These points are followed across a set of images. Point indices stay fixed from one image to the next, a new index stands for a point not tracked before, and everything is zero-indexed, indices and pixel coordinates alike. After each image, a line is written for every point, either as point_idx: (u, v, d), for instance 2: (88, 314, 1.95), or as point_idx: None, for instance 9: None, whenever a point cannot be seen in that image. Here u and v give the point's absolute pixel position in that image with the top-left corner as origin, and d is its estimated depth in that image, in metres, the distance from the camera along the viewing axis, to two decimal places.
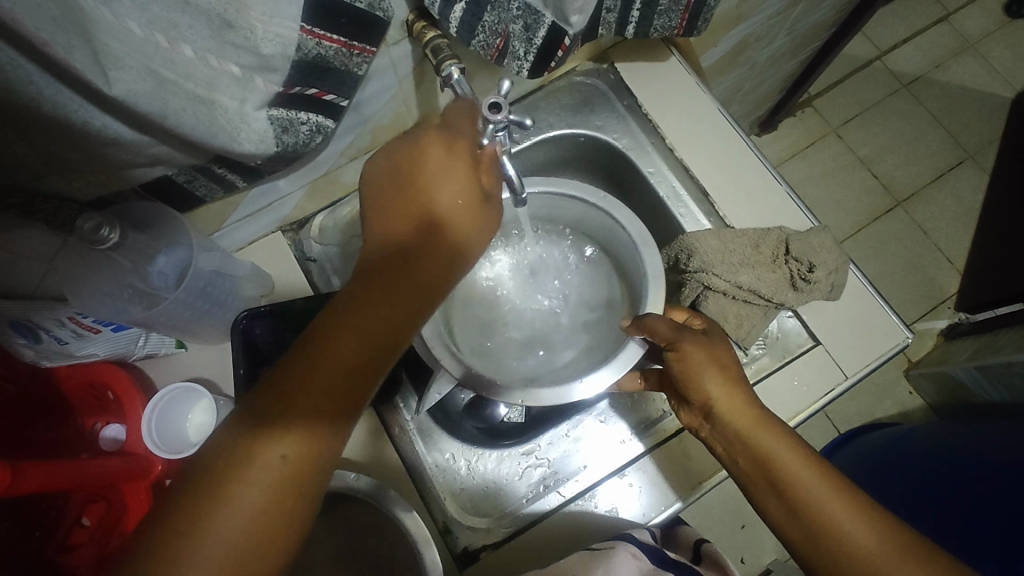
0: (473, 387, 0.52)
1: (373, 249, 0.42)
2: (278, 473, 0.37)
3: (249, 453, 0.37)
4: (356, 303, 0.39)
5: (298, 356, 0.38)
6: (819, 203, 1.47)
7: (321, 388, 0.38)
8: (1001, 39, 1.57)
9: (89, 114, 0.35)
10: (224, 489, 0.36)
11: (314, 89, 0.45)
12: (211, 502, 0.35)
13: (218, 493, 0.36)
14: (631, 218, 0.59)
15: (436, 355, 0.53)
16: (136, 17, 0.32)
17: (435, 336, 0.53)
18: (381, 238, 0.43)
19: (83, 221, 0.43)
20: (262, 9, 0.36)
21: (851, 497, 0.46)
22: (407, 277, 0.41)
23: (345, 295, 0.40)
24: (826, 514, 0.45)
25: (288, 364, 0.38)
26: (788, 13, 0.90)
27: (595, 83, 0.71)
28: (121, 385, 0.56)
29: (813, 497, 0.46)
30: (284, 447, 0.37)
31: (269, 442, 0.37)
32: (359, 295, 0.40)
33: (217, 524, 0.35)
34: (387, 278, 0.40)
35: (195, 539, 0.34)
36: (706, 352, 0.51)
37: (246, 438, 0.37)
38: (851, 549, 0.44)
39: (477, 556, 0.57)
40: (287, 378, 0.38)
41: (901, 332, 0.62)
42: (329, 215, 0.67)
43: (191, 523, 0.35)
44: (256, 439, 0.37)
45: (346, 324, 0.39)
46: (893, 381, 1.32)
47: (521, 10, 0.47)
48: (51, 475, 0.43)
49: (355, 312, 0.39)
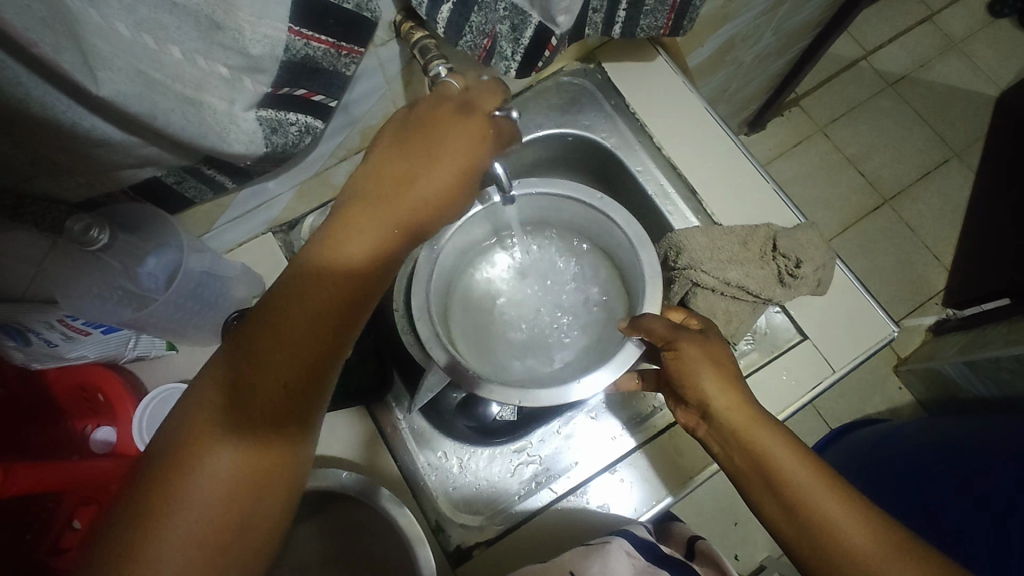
0: (456, 380, 0.53)
1: (346, 247, 0.42)
2: (239, 468, 0.37)
3: (207, 448, 0.37)
4: (324, 303, 0.40)
5: (262, 354, 0.38)
6: (808, 201, 1.48)
7: (286, 386, 0.38)
8: (985, 38, 1.59)
9: (78, 115, 0.35)
10: (187, 484, 0.36)
11: (303, 90, 0.45)
12: (175, 499, 0.36)
13: (181, 489, 0.36)
14: (626, 218, 0.59)
15: (433, 353, 0.53)
16: (124, 18, 0.32)
17: (433, 339, 0.54)
18: (355, 235, 0.42)
19: (72, 223, 0.43)
20: (250, 10, 0.36)
21: (851, 500, 0.46)
22: (360, 268, 0.42)
23: (291, 284, 0.40)
24: (824, 514, 0.45)
25: (249, 360, 0.38)
26: (774, 13, 0.92)
27: (583, 83, 0.72)
28: (111, 386, 0.56)
29: (812, 497, 0.46)
30: (248, 444, 0.38)
31: (229, 437, 0.37)
32: (329, 295, 0.40)
33: (180, 520, 0.35)
34: (341, 269, 0.41)
35: (159, 535, 0.34)
36: (703, 352, 0.52)
37: (206, 433, 0.37)
38: (849, 550, 0.44)
39: (469, 554, 0.57)
40: (251, 375, 0.38)
41: (887, 326, 0.63)
42: (320, 216, 0.66)
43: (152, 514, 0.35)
44: (220, 433, 0.37)
45: (301, 315, 0.39)
46: (883, 377, 1.34)
47: (507, 10, 0.48)
48: (41, 475, 0.44)
49: (314, 304, 0.39)
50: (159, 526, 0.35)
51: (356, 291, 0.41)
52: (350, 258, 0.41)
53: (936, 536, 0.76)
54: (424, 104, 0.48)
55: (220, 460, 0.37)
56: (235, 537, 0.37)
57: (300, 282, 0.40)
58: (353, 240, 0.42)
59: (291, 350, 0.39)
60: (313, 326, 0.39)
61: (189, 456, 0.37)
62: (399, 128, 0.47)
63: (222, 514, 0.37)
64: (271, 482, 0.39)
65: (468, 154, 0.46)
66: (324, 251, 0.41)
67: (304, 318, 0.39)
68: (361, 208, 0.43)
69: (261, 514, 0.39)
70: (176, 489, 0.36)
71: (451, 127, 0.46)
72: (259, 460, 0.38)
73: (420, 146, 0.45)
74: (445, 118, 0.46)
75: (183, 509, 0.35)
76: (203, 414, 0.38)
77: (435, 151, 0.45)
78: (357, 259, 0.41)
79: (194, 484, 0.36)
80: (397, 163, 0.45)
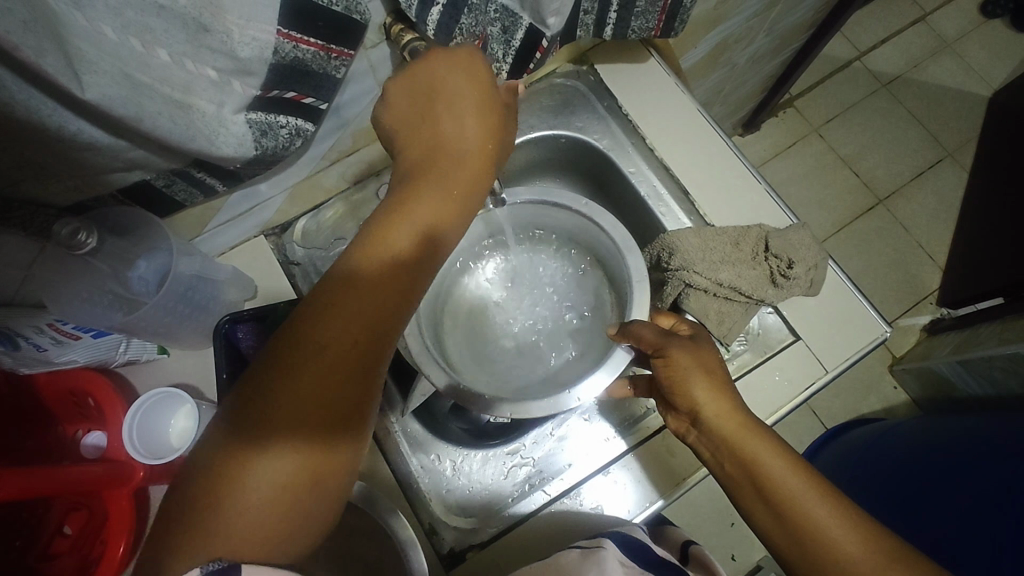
0: (456, 401, 0.52)
1: (380, 245, 0.41)
2: (288, 470, 0.37)
3: (254, 451, 0.36)
4: (366, 299, 0.39)
5: (301, 354, 0.38)
6: (802, 201, 1.49)
7: (330, 384, 0.38)
8: (977, 38, 1.60)
9: (64, 118, 0.35)
10: (229, 489, 0.36)
11: (293, 92, 0.45)
12: (221, 503, 0.36)
13: (231, 487, 0.36)
14: (613, 224, 0.60)
15: (424, 366, 0.53)
16: (111, 21, 0.32)
17: (423, 352, 0.53)
18: (387, 232, 0.41)
19: (60, 227, 0.43)
20: (238, 13, 0.36)
21: (838, 506, 0.46)
22: (402, 261, 0.41)
23: (338, 280, 0.40)
24: (814, 522, 0.45)
25: (288, 360, 0.38)
26: (767, 14, 0.92)
27: (575, 84, 0.72)
28: (101, 390, 0.56)
29: (801, 505, 0.46)
30: (296, 443, 0.37)
31: (278, 439, 0.37)
32: (367, 291, 0.39)
33: (231, 523, 0.35)
34: (380, 265, 0.40)
35: (214, 535, 0.35)
36: (693, 358, 0.52)
37: (252, 436, 0.37)
38: (841, 558, 0.44)
39: (463, 556, 0.56)
40: (292, 376, 0.37)
41: (878, 327, 0.63)
42: (312, 219, 0.67)
43: (208, 509, 0.35)
44: (264, 432, 0.37)
45: (344, 311, 0.38)
46: (878, 376, 1.34)
47: (498, 12, 0.48)
48: (37, 482, 0.43)
49: (352, 301, 0.39)
50: (214, 521, 0.35)
51: (393, 287, 0.40)
52: (389, 255, 0.41)
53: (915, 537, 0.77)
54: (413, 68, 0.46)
55: (268, 463, 0.36)
56: (285, 535, 0.37)
57: (338, 282, 0.40)
58: (391, 237, 0.41)
59: (331, 348, 0.38)
60: (351, 323, 0.38)
61: (235, 462, 0.36)
62: (403, 112, 0.46)
63: (270, 518, 0.36)
64: (320, 485, 0.38)
65: (479, 122, 0.45)
66: (365, 246, 0.41)
67: (341, 314, 0.38)
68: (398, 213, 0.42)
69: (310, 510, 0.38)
70: (223, 494, 0.36)
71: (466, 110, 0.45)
72: (309, 459, 0.37)
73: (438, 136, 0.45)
74: (443, 79, 0.45)
75: (233, 512, 0.35)
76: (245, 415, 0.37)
77: (443, 121, 0.45)
78: (393, 255, 0.41)
79: (245, 484, 0.36)
80: (429, 156, 0.44)
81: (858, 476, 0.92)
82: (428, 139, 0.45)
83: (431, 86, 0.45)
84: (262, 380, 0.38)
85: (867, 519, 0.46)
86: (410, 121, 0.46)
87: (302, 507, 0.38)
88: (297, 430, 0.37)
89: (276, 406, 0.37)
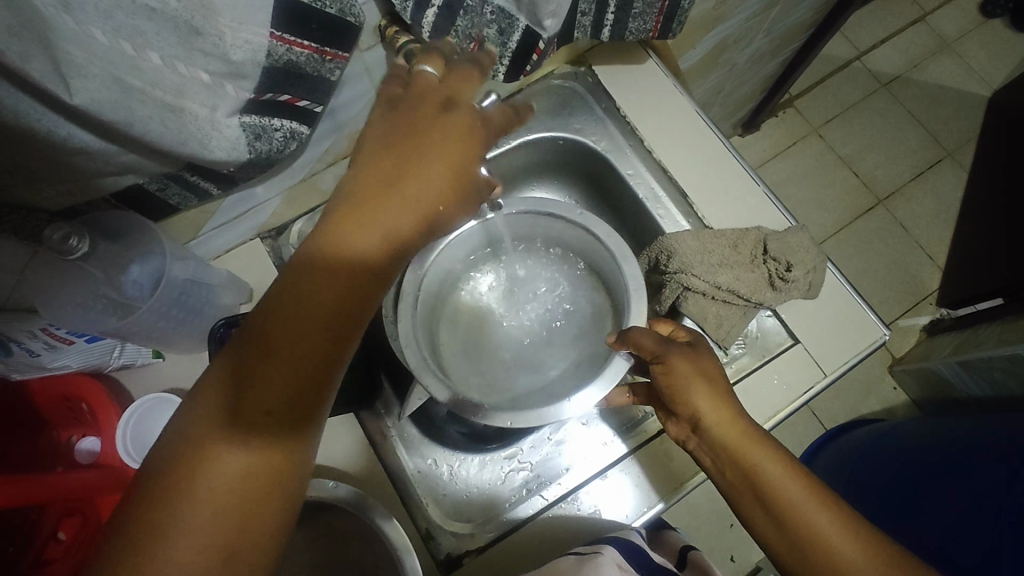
0: (458, 414, 0.51)
1: (348, 235, 0.39)
2: (252, 469, 0.36)
3: (218, 448, 0.35)
4: (336, 294, 0.38)
5: (272, 351, 0.37)
6: (802, 202, 1.49)
7: (301, 382, 0.37)
8: (977, 38, 1.59)
9: (53, 123, 0.34)
10: (189, 488, 0.35)
11: (287, 95, 0.45)
12: (179, 504, 0.34)
13: (191, 491, 0.34)
14: (609, 233, 0.59)
15: (422, 377, 0.52)
16: (101, 25, 0.31)
17: (421, 362, 0.52)
18: (357, 222, 0.39)
19: (51, 231, 0.42)
20: (230, 16, 0.36)
21: (841, 513, 0.46)
22: (369, 265, 0.39)
23: (299, 277, 0.38)
24: (814, 529, 0.45)
25: (251, 356, 0.37)
26: (766, 15, 0.91)
27: (573, 86, 0.72)
28: (95, 396, 0.57)
29: (802, 511, 0.46)
30: (260, 441, 0.36)
31: (240, 437, 0.36)
32: (336, 284, 0.38)
33: (189, 524, 0.34)
34: (352, 259, 0.39)
35: (167, 541, 0.33)
36: (692, 366, 0.52)
37: (215, 432, 0.36)
38: (843, 567, 0.43)
39: (460, 562, 0.56)
40: (260, 373, 0.36)
41: (878, 329, 0.63)
42: (309, 222, 0.66)
43: (164, 515, 0.34)
44: (228, 433, 0.36)
45: (313, 305, 0.37)
46: (877, 377, 1.34)
47: (494, 14, 0.48)
48: (23, 491, 0.42)
49: (318, 294, 0.38)
50: (169, 527, 0.33)
51: (364, 283, 0.39)
52: (359, 248, 0.39)
53: (912, 540, 0.77)
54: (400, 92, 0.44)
55: (231, 463, 0.35)
56: (246, 541, 0.36)
57: (306, 272, 0.38)
58: (361, 225, 0.39)
59: (298, 345, 0.37)
60: (319, 317, 0.37)
61: (199, 463, 0.35)
62: (378, 136, 0.42)
63: (233, 524, 0.35)
64: (283, 484, 0.37)
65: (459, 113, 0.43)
66: (328, 239, 0.39)
67: (304, 307, 0.37)
68: (368, 202, 0.40)
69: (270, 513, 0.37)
70: (181, 494, 0.34)
71: (451, 104, 0.43)
72: (271, 457, 0.37)
73: (422, 122, 0.42)
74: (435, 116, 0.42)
75: (192, 513, 0.34)
76: (210, 418, 0.36)
77: (418, 162, 0.41)
78: (361, 247, 0.39)
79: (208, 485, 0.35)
80: (409, 139, 0.42)
81: (855, 477, 0.92)
82: (411, 124, 0.42)
83: (413, 102, 0.43)
84: (227, 376, 0.37)
85: (870, 527, 0.45)
86: (395, 109, 0.43)
87: (263, 511, 0.37)
88: (261, 428, 0.36)
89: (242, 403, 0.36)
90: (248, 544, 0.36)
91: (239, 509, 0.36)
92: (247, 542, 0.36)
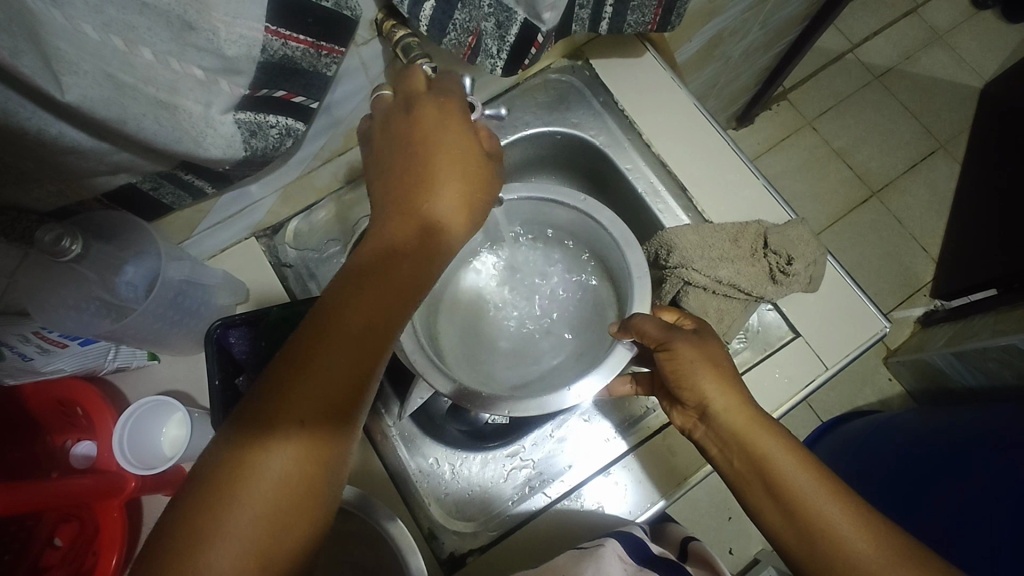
0: (463, 404, 0.51)
1: (364, 250, 0.43)
2: (289, 478, 0.37)
3: (251, 459, 0.36)
4: (362, 301, 0.40)
5: (304, 359, 0.38)
6: (796, 195, 1.49)
7: (329, 385, 0.38)
8: (969, 29, 1.60)
9: (43, 121, 0.34)
10: (225, 501, 0.35)
11: (282, 90, 0.44)
12: (216, 513, 0.35)
13: (227, 498, 0.35)
14: (612, 219, 0.59)
15: (425, 372, 0.51)
16: (91, 20, 0.31)
17: (418, 352, 0.52)
18: (379, 235, 0.43)
19: (43, 233, 0.41)
20: (224, 10, 0.35)
21: (849, 504, 0.45)
22: (389, 270, 0.42)
23: (329, 295, 0.41)
24: (823, 519, 0.45)
25: (284, 364, 0.39)
26: (761, 8, 0.91)
27: (570, 80, 0.72)
28: (91, 401, 0.55)
29: (813, 502, 0.45)
30: (291, 446, 0.37)
31: (272, 443, 0.37)
32: (363, 291, 0.41)
33: (228, 534, 0.35)
34: (376, 268, 0.42)
35: (207, 545, 0.34)
36: (700, 352, 0.51)
37: (248, 440, 0.37)
38: (852, 559, 0.43)
39: (463, 561, 0.56)
40: (292, 379, 0.38)
41: (878, 323, 0.63)
42: (304, 220, 0.67)
43: (203, 522, 0.35)
44: (260, 438, 0.37)
45: (344, 314, 0.40)
46: (872, 368, 1.34)
47: (492, 7, 0.47)
48: (26, 497, 0.42)
49: (346, 301, 0.40)
50: (207, 533, 0.34)
51: (386, 290, 0.41)
52: (377, 256, 0.42)
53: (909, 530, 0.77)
54: (395, 117, 0.47)
55: (265, 469, 0.36)
56: (279, 544, 0.36)
57: (339, 284, 0.41)
58: (385, 237, 0.43)
59: (327, 352, 0.39)
60: (347, 323, 0.40)
61: (231, 471, 0.36)
62: (390, 168, 0.46)
63: (268, 528, 0.36)
64: (314, 494, 0.38)
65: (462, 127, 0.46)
66: (356, 259, 0.43)
67: (336, 314, 0.40)
68: (395, 222, 0.44)
69: (302, 517, 0.38)
70: (219, 504, 0.35)
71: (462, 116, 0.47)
72: (304, 463, 0.38)
73: (430, 138, 0.45)
74: (435, 133, 0.45)
75: (230, 523, 0.35)
76: (241, 426, 0.37)
77: (427, 187, 0.44)
78: (379, 258, 0.42)
79: (240, 491, 0.36)
80: (422, 155, 0.45)
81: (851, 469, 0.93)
82: (414, 143, 0.45)
83: (422, 123, 0.46)
84: (260, 391, 0.38)
85: (880, 519, 0.45)
86: (403, 132, 0.46)
87: (294, 514, 0.37)
88: (298, 434, 0.37)
89: (272, 412, 0.37)
90: (282, 553, 0.36)
91: (273, 519, 0.36)
92: (280, 553, 0.36)
